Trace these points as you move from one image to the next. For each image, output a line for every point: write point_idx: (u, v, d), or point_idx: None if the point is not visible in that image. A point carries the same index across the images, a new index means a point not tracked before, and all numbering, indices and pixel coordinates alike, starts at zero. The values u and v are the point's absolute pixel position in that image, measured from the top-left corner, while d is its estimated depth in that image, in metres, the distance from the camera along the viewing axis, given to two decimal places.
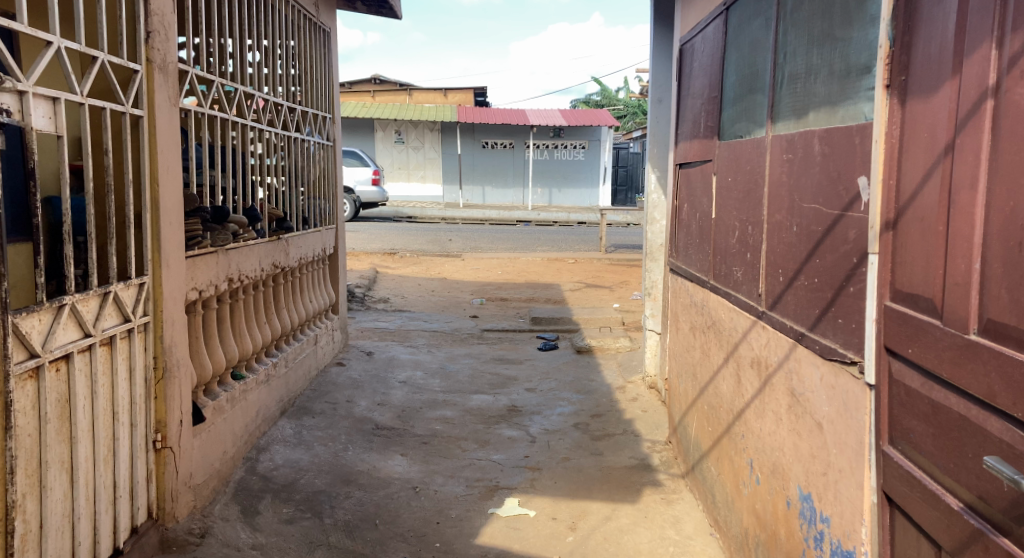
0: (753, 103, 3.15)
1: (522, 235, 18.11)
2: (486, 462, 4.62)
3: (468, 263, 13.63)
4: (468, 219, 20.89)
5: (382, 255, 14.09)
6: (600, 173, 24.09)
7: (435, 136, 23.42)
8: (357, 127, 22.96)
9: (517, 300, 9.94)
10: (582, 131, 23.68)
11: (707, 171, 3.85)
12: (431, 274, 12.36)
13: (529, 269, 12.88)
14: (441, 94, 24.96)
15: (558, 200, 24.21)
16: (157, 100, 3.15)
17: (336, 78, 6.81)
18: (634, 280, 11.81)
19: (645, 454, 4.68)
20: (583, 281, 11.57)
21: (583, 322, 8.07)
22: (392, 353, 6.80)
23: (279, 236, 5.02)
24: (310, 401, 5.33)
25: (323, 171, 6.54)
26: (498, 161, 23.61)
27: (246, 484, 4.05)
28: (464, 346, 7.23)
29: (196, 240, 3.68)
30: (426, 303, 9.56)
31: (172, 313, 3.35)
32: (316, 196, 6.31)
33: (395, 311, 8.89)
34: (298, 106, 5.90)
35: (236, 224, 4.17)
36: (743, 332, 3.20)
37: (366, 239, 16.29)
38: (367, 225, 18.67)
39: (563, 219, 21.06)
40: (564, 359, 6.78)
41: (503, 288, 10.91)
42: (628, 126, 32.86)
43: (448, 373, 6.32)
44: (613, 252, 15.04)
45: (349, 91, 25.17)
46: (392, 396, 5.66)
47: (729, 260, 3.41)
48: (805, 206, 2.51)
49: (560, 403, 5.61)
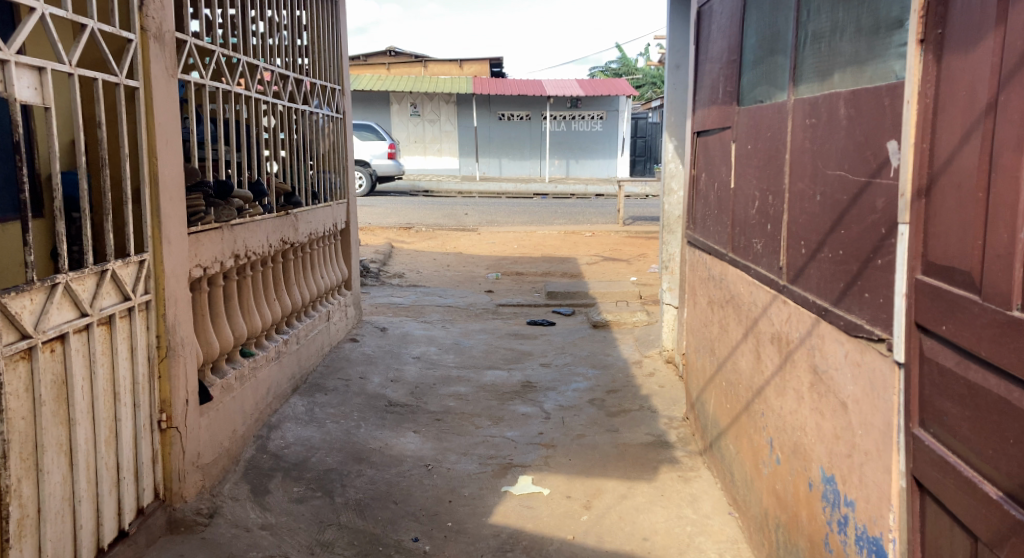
0: (774, 66, 3.01)
1: (539, 207, 17.98)
2: (499, 439, 4.54)
3: (485, 237, 13.54)
4: (484, 193, 20.76)
5: (398, 230, 14.00)
6: (618, 144, 23.84)
7: (450, 109, 23.23)
8: (373, 100, 22.81)
9: (534, 274, 9.84)
10: (599, 102, 23.42)
11: (726, 138, 3.72)
12: (447, 248, 12.27)
13: (546, 242, 12.77)
14: (457, 65, 24.73)
15: (575, 171, 24.02)
16: (151, 71, 3.07)
17: (346, 49, 6.68)
18: (652, 252, 11.66)
19: (662, 431, 4.57)
20: (600, 254, 11.46)
21: (600, 296, 7.96)
22: (406, 328, 6.73)
23: (287, 211, 4.93)
24: (322, 378, 5.26)
25: (334, 144, 6.44)
26: (515, 134, 23.41)
27: (256, 463, 3.98)
28: (479, 321, 7.14)
29: (198, 216, 3.59)
30: (441, 278, 9.48)
31: (174, 291, 3.28)
32: (326, 169, 6.21)
33: (409, 286, 8.82)
34: (305, 78, 5.80)
35: (242, 199, 4.08)
36: (763, 307, 3.06)
37: (383, 214, 16.21)
38: (384, 199, 18.59)
39: (580, 192, 20.88)
40: (580, 334, 6.68)
41: (519, 261, 10.80)
42: (647, 96, 32.59)
43: (463, 349, 6.23)
44: (632, 224, 14.91)
45: (363, 65, 25.00)
46: (405, 372, 5.59)
47: (749, 231, 3.29)
48: (829, 173, 2.38)
49: (576, 378, 5.52)
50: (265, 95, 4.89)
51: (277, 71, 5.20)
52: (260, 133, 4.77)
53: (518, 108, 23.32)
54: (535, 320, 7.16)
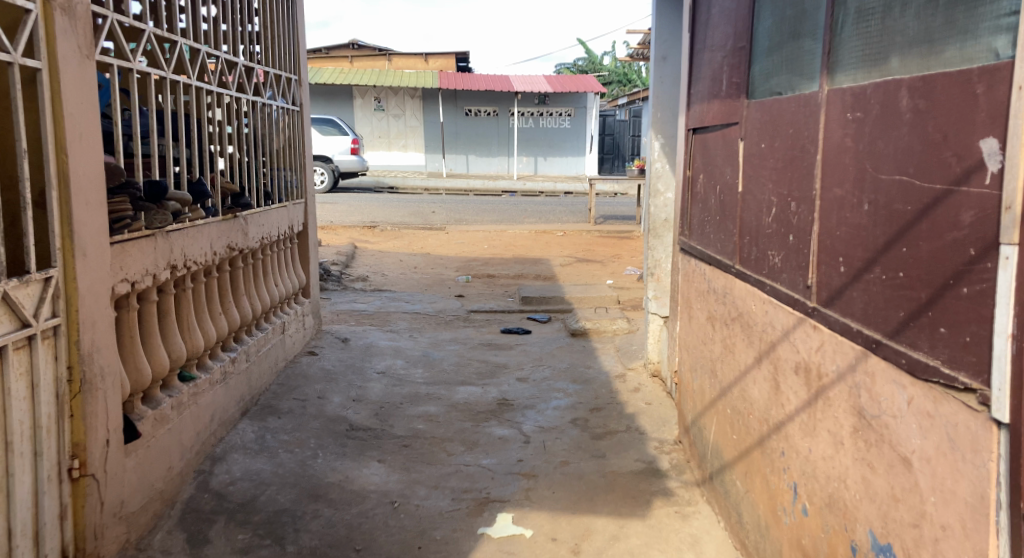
0: (797, 51, 2.58)
1: (507, 205, 17.54)
2: (474, 468, 4.07)
3: (452, 236, 13.06)
4: (451, 189, 20.28)
5: (362, 228, 13.47)
6: (587, 140, 23.45)
7: (416, 103, 22.67)
8: (335, 94, 22.21)
9: (505, 277, 9.40)
10: (568, 97, 23.03)
11: (731, 135, 3.29)
12: (413, 248, 11.78)
13: (516, 243, 12.33)
14: (422, 59, 24.19)
15: (544, 167, 23.58)
16: (59, 50, 2.63)
17: (302, 36, 6.17)
18: (627, 252, 11.28)
19: (654, 457, 4.13)
20: (573, 254, 11.04)
21: (577, 302, 7.53)
22: (370, 339, 6.24)
23: (236, 215, 4.42)
24: (276, 399, 4.77)
25: (290, 139, 5.93)
26: (482, 129, 22.98)
27: (196, 505, 3.50)
28: (449, 330, 6.68)
29: (125, 223, 3.09)
30: (407, 281, 9.00)
31: (92, 311, 2.80)
32: (281, 166, 5.70)
33: (373, 290, 8.33)
34: (257, 67, 5.29)
35: (180, 202, 3.57)
36: (784, 330, 2.60)
37: (346, 211, 15.67)
38: (347, 196, 18.05)
39: (549, 188, 20.48)
40: (557, 344, 6.25)
41: (490, 263, 10.34)
42: (616, 92, 32.29)
43: (432, 362, 5.77)
44: (603, 223, 14.52)
45: (326, 57, 24.35)
46: (369, 391, 5.12)
47: (763, 242, 2.85)
48: (884, 177, 1.95)
49: (556, 395, 5.07)
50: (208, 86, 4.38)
51: (222, 58, 4.69)
52: (203, 127, 4.26)
53: (486, 102, 22.84)
54: (509, 328, 6.71)
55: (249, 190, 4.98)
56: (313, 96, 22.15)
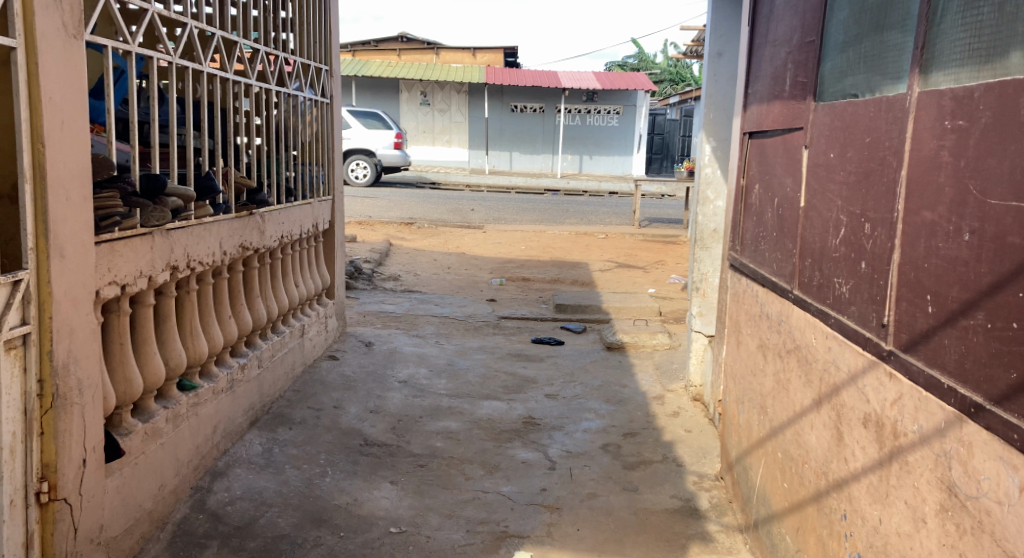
0: (880, 46, 2.21)
1: (549, 204, 17.20)
2: (493, 496, 3.74)
3: (491, 236, 12.76)
4: (493, 186, 20.01)
5: (400, 225, 13.23)
6: (634, 141, 23.02)
7: (462, 99, 22.42)
8: (381, 88, 22.03)
9: (542, 281, 9.08)
10: (616, 96, 22.61)
11: (793, 142, 2.92)
12: (449, 247, 11.50)
13: (556, 245, 11.99)
14: (470, 55, 23.93)
15: (588, 167, 23.19)
16: (39, 28, 2.35)
17: (336, 25, 5.88)
18: (670, 258, 10.88)
19: (691, 494, 3.77)
20: (614, 259, 10.67)
21: (615, 311, 7.18)
22: (394, 344, 5.95)
23: (251, 212, 4.16)
24: (289, 408, 4.48)
25: (320, 133, 5.66)
26: (527, 127, 22.65)
27: (187, 528, 3.21)
28: (479, 338, 6.37)
29: (113, 220, 2.82)
30: (440, 282, 8.72)
31: (69, 318, 2.52)
32: (308, 161, 5.44)
33: (404, 291, 8.06)
34: (283, 54, 5.01)
35: (181, 198, 3.29)
36: (850, 373, 2.22)
37: (385, 206, 15.46)
38: (389, 191, 17.85)
39: (592, 189, 20.12)
40: (591, 358, 5.91)
41: (527, 265, 10.02)
42: (665, 93, 31.78)
43: (458, 372, 5.46)
44: (647, 226, 14.14)
45: (374, 51, 24.19)
46: (388, 402, 4.81)
47: (828, 266, 2.48)
48: (994, 202, 1.58)
49: (586, 416, 4.73)
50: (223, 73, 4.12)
51: (241, 45, 4.43)
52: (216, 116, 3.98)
53: (532, 99, 22.50)
54: (541, 338, 6.38)
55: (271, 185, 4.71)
56: (360, 89, 22.00)
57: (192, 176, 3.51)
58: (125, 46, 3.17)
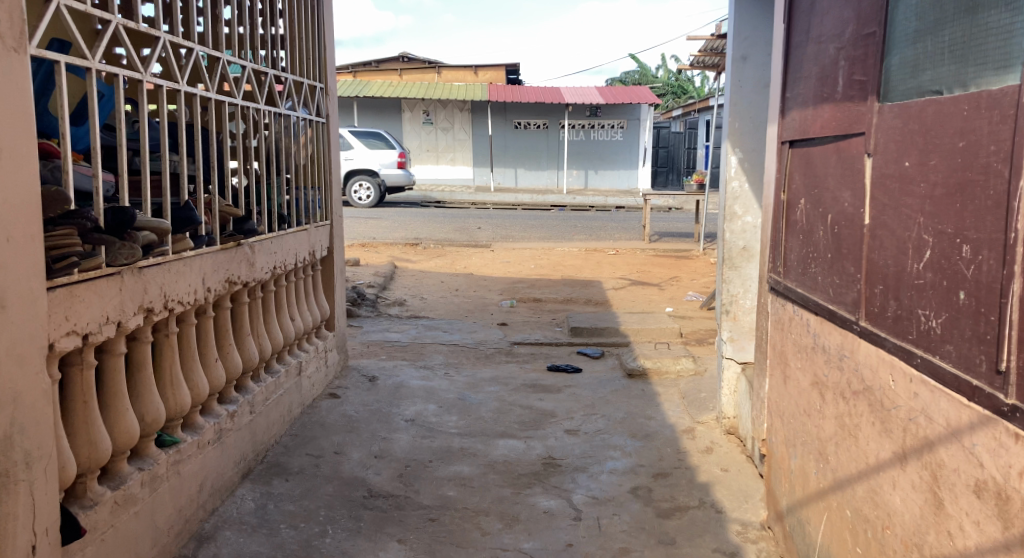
0: (981, 29, 1.83)
1: (556, 221, 16.84)
2: (513, 555, 3.34)
3: (498, 255, 12.39)
4: (499, 204, 19.67)
5: (405, 246, 12.88)
6: (640, 154, 22.67)
7: (465, 117, 22.12)
8: (383, 107, 21.75)
9: (553, 303, 8.69)
10: (620, 109, 22.29)
11: (848, 150, 2.52)
12: (456, 269, 11.13)
13: (567, 263, 11.61)
14: (472, 72, 23.67)
15: (594, 182, 22.83)
16: None
17: (330, 40, 5.52)
18: (685, 274, 10.48)
19: (735, 547, 3.36)
20: (627, 276, 10.28)
21: (633, 334, 6.78)
22: (400, 378, 5.56)
23: (239, 242, 3.77)
24: (286, 457, 4.09)
25: (316, 154, 5.28)
26: (532, 143, 22.33)
27: None
28: (491, 367, 5.97)
29: (70, 261, 2.44)
30: (448, 307, 8.34)
31: (12, 382, 2.18)
32: (303, 186, 5.07)
33: (410, 317, 7.67)
34: (274, 72, 4.65)
35: (156, 235, 2.88)
36: (956, 429, 1.82)
37: (390, 227, 15.12)
38: (393, 212, 17.52)
39: (599, 203, 19.78)
40: (612, 387, 5.51)
41: (537, 285, 9.63)
42: (669, 106, 31.47)
43: (469, 408, 5.07)
44: (658, 241, 13.76)
45: (375, 71, 23.94)
46: (394, 444, 4.42)
47: (909, 296, 2.08)
48: None
49: (611, 455, 4.34)
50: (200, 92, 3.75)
51: (225, 62, 4.07)
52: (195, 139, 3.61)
53: (535, 116, 22.19)
54: (557, 365, 5.99)
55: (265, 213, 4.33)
56: (361, 110, 21.73)
57: (169, 207, 3.11)
58: (84, 61, 2.80)
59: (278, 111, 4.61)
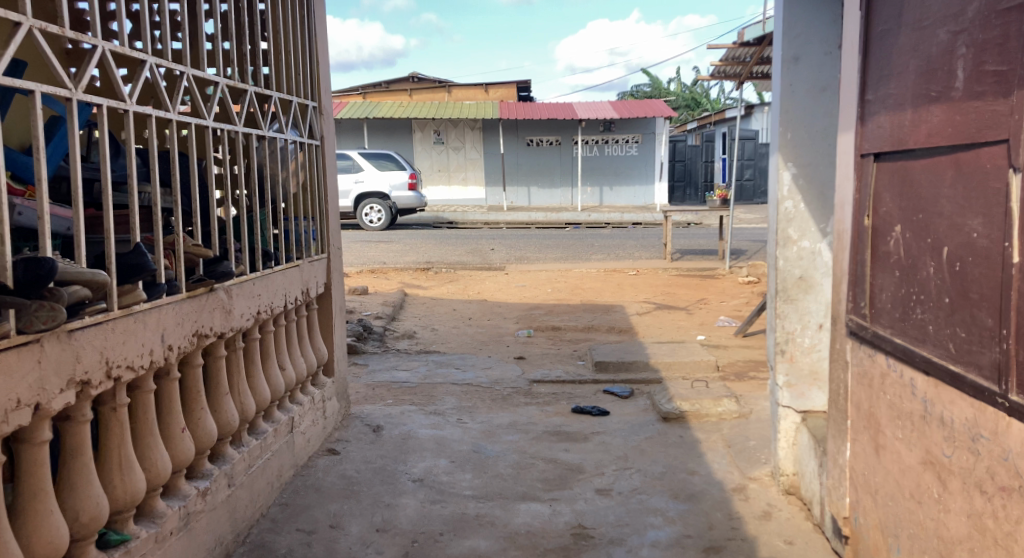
0: None
1: (572, 239, 16.27)
2: None
3: (514, 278, 11.83)
4: (512, 222, 19.12)
5: (416, 271, 12.33)
6: (656, 169, 22.10)
7: (476, 135, 21.62)
8: (392, 127, 21.29)
9: (574, 331, 8.10)
10: (635, 124, 21.71)
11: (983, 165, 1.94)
12: (469, 294, 10.57)
13: (586, 285, 11.02)
14: (482, 89, 23.17)
15: (609, 198, 22.25)
16: None
17: (323, 52, 4.96)
18: (713, 295, 9.85)
19: None
20: (651, 299, 9.67)
21: (664, 368, 6.17)
22: (408, 427, 4.97)
23: (212, 288, 3.19)
24: (272, 535, 3.49)
25: (310, 181, 4.70)
26: (545, 160, 21.80)
27: None
28: (509, 411, 5.38)
29: None
30: (461, 339, 7.76)
31: None
32: (296, 216, 4.49)
33: (420, 353, 7.09)
34: (261, 89, 4.10)
35: (92, 289, 2.31)
36: None
37: (400, 251, 14.60)
38: (404, 234, 17.02)
39: (616, 220, 19.24)
40: (646, 434, 4.90)
41: (556, 312, 9.05)
42: (683, 119, 30.96)
43: (486, 463, 4.46)
44: (680, 259, 13.16)
45: (384, 91, 23.50)
46: (400, 512, 3.82)
47: None
48: None
49: (653, 523, 3.73)
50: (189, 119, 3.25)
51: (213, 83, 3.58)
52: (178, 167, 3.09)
53: (548, 132, 21.65)
54: (583, 407, 5.39)
55: (256, 248, 3.76)
56: (371, 131, 21.29)
57: (115, 249, 2.52)
58: None
59: (270, 134, 4.04)
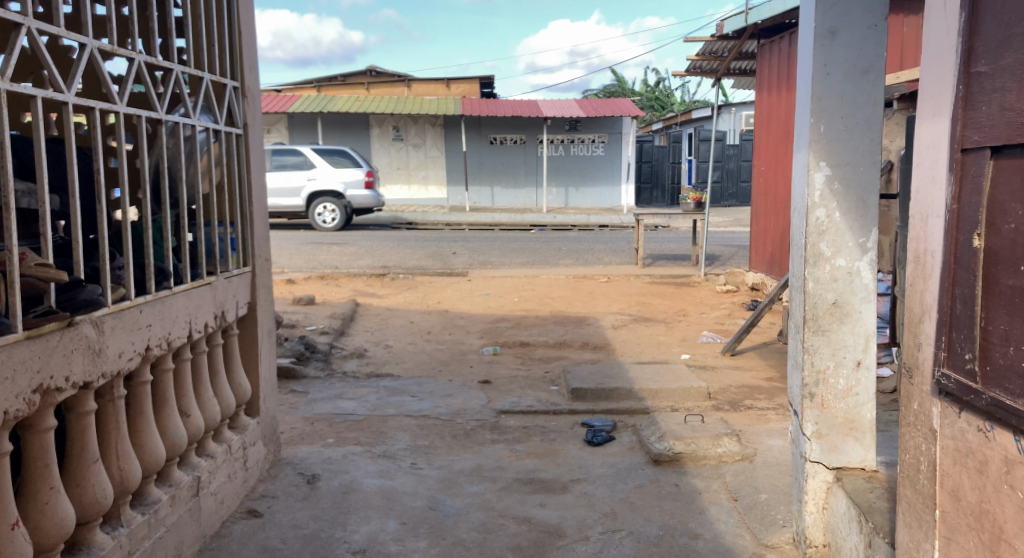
0: None
1: (537, 243, 15.50)
2: None
3: (477, 286, 11.03)
4: (474, 224, 18.33)
5: (371, 276, 11.48)
6: (622, 170, 21.43)
7: (437, 133, 20.79)
8: (350, 124, 20.39)
9: (544, 349, 7.33)
10: (601, 124, 21.01)
11: None
12: (428, 303, 9.76)
13: (554, 293, 10.26)
14: (444, 85, 22.32)
15: (575, 200, 21.53)
16: None
17: (246, 24, 4.14)
18: (691, 306, 9.13)
19: None
20: (626, 311, 8.93)
21: (648, 397, 5.42)
22: (350, 476, 4.16)
23: (71, 322, 2.41)
24: None
25: (227, 179, 3.91)
26: (509, 160, 21.03)
27: None
28: (471, 453, 4.59)
29: None
30: (419, 358, 6.96)
31: None
32: (213, 222, 3.71)
33: (371, 376, 6.29)
34: (149, 60, 3.27)
35: None
36: None
37: (356, 254, 13.74)
38: (361, 235, 16.14)
39: (582, 222, 18.55)
40: (634, 482, 4.14)
41: (523, 325, 8.28)
42: (650, 119, 30.37)
43: (444, 526, 3.65)
44: (651, 266, 12.45)
45: (341, 86, 22.61)
46: None
47: None
48: None
49: None
50: (40, 93, 2.41)
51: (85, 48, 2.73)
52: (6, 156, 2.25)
53: (512, 131, 20.89)
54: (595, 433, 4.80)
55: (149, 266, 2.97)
56: (327, 128, 20.39)
57: None
58: None
59: (170, 118, 3.25)
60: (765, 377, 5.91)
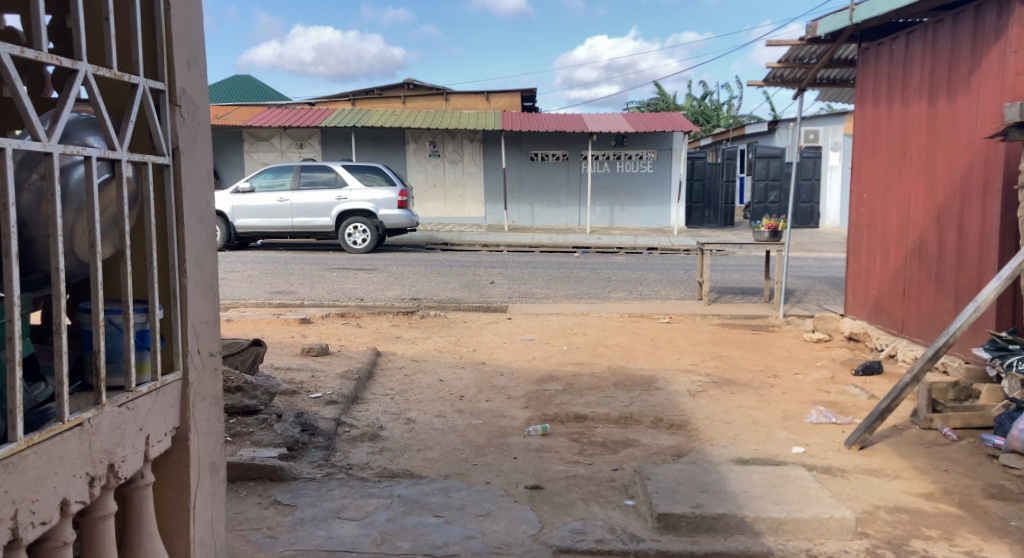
0: None
1: (584, 270, 13.92)
2: None
3: (520, 326, 9.45)
4: (513, 246, 16.84)
5: (398, 314, 9.96)
6: (672, 188, 19.78)
7: (475, 148, 19.33)
8: (382, 138, 18.99)
9: (609, 428, 5.73)
10: (650, 138, 19.39)
11: None
12: (463, 352, 8.20)
13: (613, 339, 8.66)
14: (483, 98, 20.83)
15: (620, 219, 19.94)
16: None
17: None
18: (781, 362, 7.48)
19: None
20: (704, 368, 7.31)
21: (768, 531, 3.82)
22: None
23: None
24: None
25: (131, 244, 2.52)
26: (550, 177, 19.50)
27: None
28: None
29: None
30: (448, 443, 5.39)
31: None
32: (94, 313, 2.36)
33: (386, 475, 4.74)
34: None
35: None
36: None
37: (383, 283, 12.25)
38: (392, 258, 14.69)
39: (629, 244, 16.96)
40: None
41: (580, 389, 6.68)
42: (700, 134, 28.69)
43: None
44: (720, 302, 10.80)
45: (376, 99, 21.25)
46: None
47: None
48: None
49: None
50: None
51: None
52: None
53: (555, 146, 19.35)
54: None
55: None
56: (359, 143, 19.01)
57: None
58: None
59: None
60: (922, 492, 4.26)
